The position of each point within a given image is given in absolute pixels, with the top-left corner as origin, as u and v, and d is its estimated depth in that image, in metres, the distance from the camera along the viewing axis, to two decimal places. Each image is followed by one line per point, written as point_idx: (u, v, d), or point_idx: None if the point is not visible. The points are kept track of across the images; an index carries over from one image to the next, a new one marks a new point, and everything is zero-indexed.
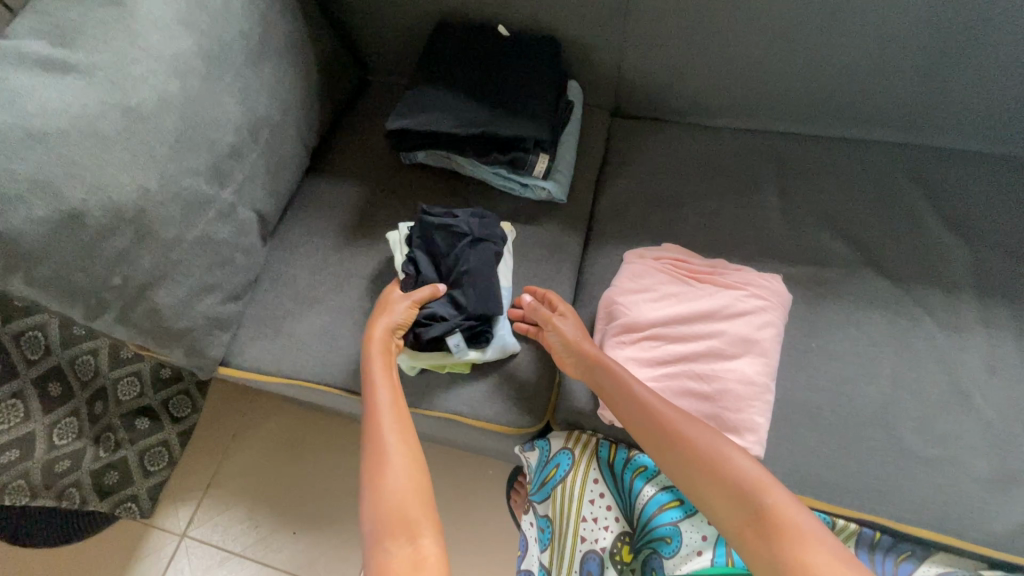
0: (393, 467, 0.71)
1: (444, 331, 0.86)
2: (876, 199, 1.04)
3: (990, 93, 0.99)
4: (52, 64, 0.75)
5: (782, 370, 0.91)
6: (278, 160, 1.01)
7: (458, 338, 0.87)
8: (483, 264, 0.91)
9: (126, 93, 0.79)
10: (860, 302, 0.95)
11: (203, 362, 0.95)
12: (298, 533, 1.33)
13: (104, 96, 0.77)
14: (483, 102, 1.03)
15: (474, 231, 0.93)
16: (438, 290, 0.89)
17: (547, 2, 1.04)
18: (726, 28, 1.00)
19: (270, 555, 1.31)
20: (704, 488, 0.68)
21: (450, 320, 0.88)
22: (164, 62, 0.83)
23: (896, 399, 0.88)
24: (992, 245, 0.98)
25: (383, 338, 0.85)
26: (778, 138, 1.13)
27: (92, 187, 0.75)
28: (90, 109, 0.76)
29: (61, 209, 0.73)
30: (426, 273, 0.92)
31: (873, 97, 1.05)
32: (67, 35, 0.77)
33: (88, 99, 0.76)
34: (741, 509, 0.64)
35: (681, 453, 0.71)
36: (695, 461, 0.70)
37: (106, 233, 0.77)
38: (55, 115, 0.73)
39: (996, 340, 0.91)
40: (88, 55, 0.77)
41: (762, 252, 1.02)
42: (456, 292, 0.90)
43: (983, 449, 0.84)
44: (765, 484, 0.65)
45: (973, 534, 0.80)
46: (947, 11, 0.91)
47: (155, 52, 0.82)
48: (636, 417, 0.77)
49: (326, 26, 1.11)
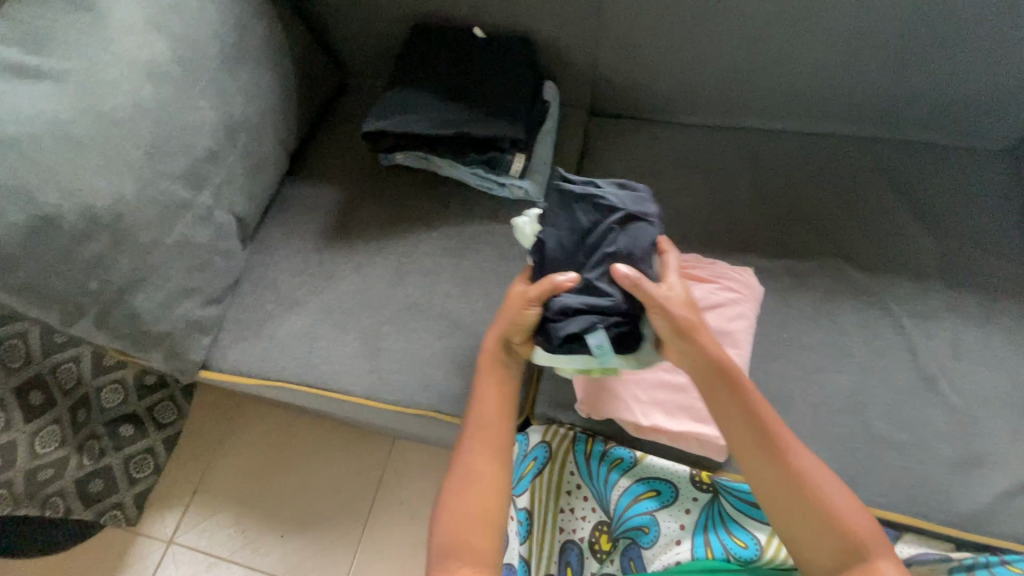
0: (479, 486, 0.73)
1: (583, 328, 0.74)
2: (846, 193, 1.06)
3: (952, 88, 1.02)
4: (24, 72, 0.76)
5: (756, 361, 0.93)
6: (257, 163, 1.02)
7: (602, 336, 0.74)
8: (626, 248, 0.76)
9: (100, 99, 0.79)
10: (831, 294, 0.98)
11: (184, 366, 0.95)
12: (287, 536, 1.34)
13: (77, 102, 0.78)
14: (460, 102, 1.04)
15: (624, 207, 0.78)
16: (569, 280, 0.76)
17: (522, 3, 1.06)
18: (697, 27, 1.02)
19: (259, 559, 1.32)
20: (779, 498, 0.70)
21: (591, 316, 0.75)
22: (138, 67, 0.83)
23: (866, 387, 0.90)
24: (956, 235, 1.00)
25: (496, 350, 0.81)
26: (752, 134, 1.15)
27: (67, 193, 0.75)
28: (62, 115, 0.76)
29: (36, 214, 0.74)
30: (555, 257, 0.80)
31: (841, 92, 1.07)
32: (39, 42, 0.78)
33: (61, 106, 0.77)
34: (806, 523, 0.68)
35: (766, 458, 0.71)
36: (774, 471, 0.70)
37: (82, 238, 0.78)
38: (29, 122, 0.74)
39: (960, 328, 0.93)
40: (60, 62, 0.78)
41: (737, 246, 1.04)
42: (596, 279, 0.76)
43: (948, 433, 0.87)
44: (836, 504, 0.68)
45: (938, 516, 0.83)
46: (908, 8, 0.93)
47: (128, 58, 0.82)
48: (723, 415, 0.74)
49: (303, 28, 1.12)
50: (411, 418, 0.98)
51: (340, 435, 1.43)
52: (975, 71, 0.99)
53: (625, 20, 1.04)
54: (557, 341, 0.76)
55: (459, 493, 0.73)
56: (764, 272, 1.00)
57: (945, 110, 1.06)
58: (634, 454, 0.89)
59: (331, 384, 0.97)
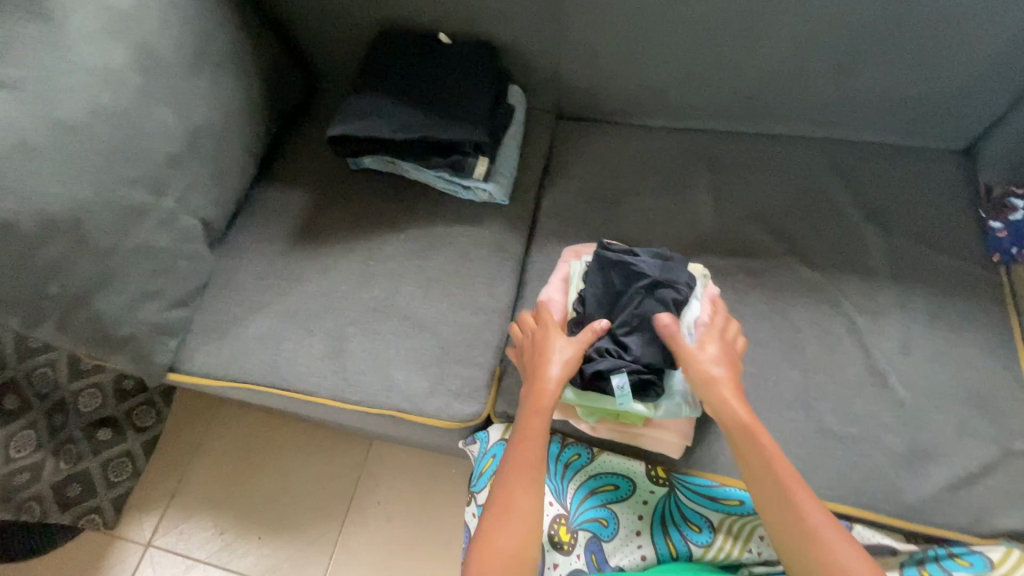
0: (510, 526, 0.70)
1: (611, 367, 0.84)
2: (802, 192, 1.08)
3: (900, 89, 1.04)
4: None
5: None
6: (221, 168, 1.03)
7: (625, 379, 0.84)
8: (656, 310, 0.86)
9: (56, 106, 0.80)
10: (785, 291, 1.00)
11: (149, 369, 0.96)
12: (263, 538, 1.35)
13: (33, 110, 0.79)
14: (422, 107, 1.06)
15: (655, 274, 0.88)
16: (602, 329, 0.86)
17: (481, 8, 1.07)
18: (652, 32, 1.04)
19: (236, 561, 1.33)
20: (776, 525, 0.69)
21: (617, 360, 0.86)
22: (95, 74, 0.85)
23: (816, 382, 0.92)
24: (907, 233, 1.03)
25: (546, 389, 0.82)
26: (711, 136, 1.17)
27: (23, 199, 0.77)
28: (18, 123, 0.77)
29: None
30: (592, 312, 0.90)
31: (794, 94, 1.09)
32: None
33: (16, 113, 0.77)
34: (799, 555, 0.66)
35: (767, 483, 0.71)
36: (778, 494, 0.70)
37: (40, 243, 0.79)
38: None
39: (909, 323, 0.96)
40: (13, 69, 0.78)
41: (695, 245, 1.06)
42: (622, 333, 0.87)
43: (894, 426, 0.89)
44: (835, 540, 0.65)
45: (885, 507, 0.85)
46: (853, 12, 0.95)
47: (85, 65, 0.84)
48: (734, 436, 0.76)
49: (267, 35, 1.13)
50: (375, 418, 1.00)
51: (315, 437, 1.44)
52: (922, 73, 1.02)
53: (582, 25, 1.06)
54: (586, 378, 0.87)
55: (499, 516, 0.71)
56: (720, 271, 1.03)
57: (896, 111, 1.09)
58: (591, 450, 0.93)
59: (295, 385, 0.98)
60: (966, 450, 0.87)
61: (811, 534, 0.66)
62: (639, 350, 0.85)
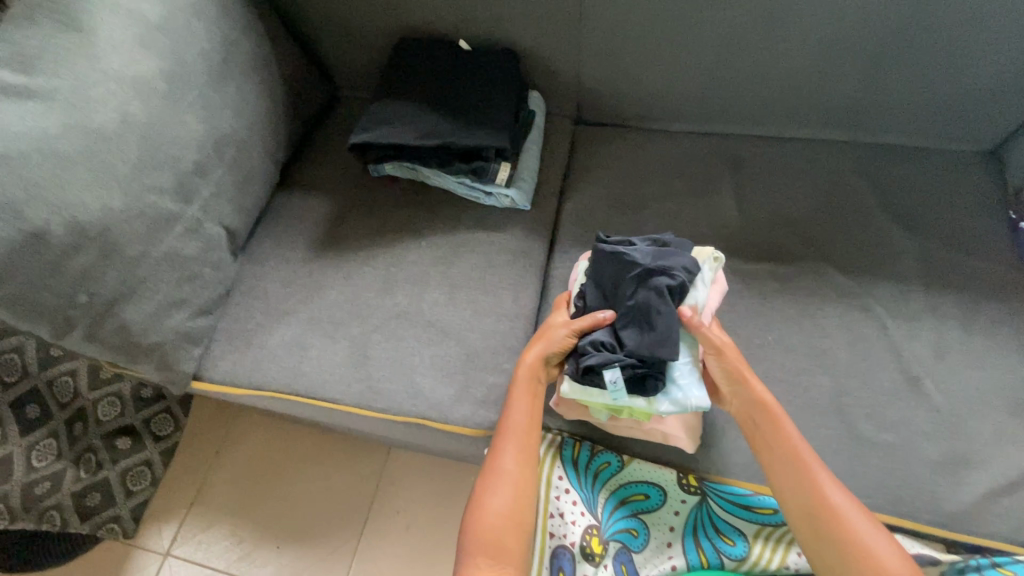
0: (502, 490, 0.77)
1: (602, 362, 0.79)
2: (827, 196, 1.07)
3: (925, 91, 1.04)
4: (10, 90, 0.77)
5: None
6: (246, 176, 1.03)
7: (617, 373, 0.79)
8: (650, 300, 0.80)
9: (87, 115, 0.81)
10: (814, 295, 0.98)
11: (175, 377, 0.96)
12: (282, 547, 1.34)
13: (65, 118, 0.79)
14: (444, 113, 1.06)
15: (647, 262, 0.82)
16: (597, 318, 0.84)
17: (502, 16, 1.08)
18: (675, 37, 1.04)
19: (255, 571, 1.32)
20: (795, 503, 0.75)
21: (610, 353, 0.80)
22: (125, 84, 0.85)
23: (849, 388, 0.91)
24: (936, 236, 1.01)
25: (535, 365, 0.85)
26: (733, 140, 1.17)
27: (55, 208, 0.77)
28: (51, 133, 0.78)
29: (24, 229, 0.75)
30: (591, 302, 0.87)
31: (817, 98, 1.09)
32: (27, 60, 0.79)
33: (49, 122, 0.78)
34: (820, 530, 0.72)
35: (792, 465, 0.76)
36: (797, 473, 0.75)
37: (70, 252, 0.79)
38: (16, 139, 0.75)
39: (942, 327, 0.94)
40: (49, 81, 0.79)
41: (721, 250, 1.05)
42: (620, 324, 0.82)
43: (931, 432, 0.87)
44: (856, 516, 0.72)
45: (925, 516, 0.83)
46: (878, 14, 0.95)
47: (115, 75, 0.84)
48: (757, 420, 0.80)
49: (289, 45, 1.14)
50: (400, 425, 0.99)
51: (334, 445, 1.44)
52: (950, 74, 1.00)
53: (604, 30, 1.06)
54: (579, 370, 0.82)
55: (493, 481, 0.78)
56: (747, 275, 1.01)
57: (922, 113, 1.07)
58: (621, 458, 0.91)
59: (320, 393, 0.97)
60: (1007, 457, 0.85)
61: (831, 514, 0.72)
62: (633, 343, 0.79)
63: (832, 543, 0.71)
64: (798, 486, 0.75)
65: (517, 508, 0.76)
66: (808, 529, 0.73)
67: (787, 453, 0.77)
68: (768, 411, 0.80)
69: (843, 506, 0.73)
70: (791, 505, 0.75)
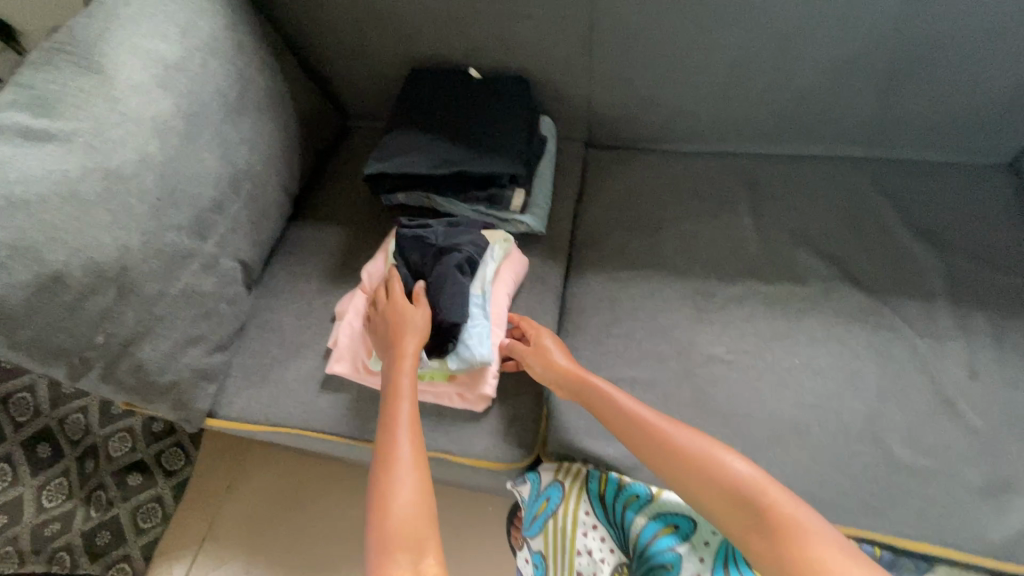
0: (405, 475, 0.70)
1: None
2: (847, 214, 1.06)
3: (942, 106, 1.03)
4: (32, 134, 0.77)
5: (767, 388, 0.91)
6: (260, 210, 1.03)
7: None
8: (447, 273, 0.90)
9: (107, 156, 0.81)
10: (840, 316, 0.96)
11: (190, 415, 0.95)
12: None
13: (85, 161, 0.79)
14: (457, 141, 1.05)
15: (439, 243, 0.95)
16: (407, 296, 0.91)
17: (514, 44, 1.09)
18: (687, 60, 1.04)
19: None
20: (705, 496, 0.70)
21: None
22: (144, 123, 0.85)
23: (883, 411, 0.88)
24: (961, 251, 1.00)
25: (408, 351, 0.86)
26: (747, 160, 1.16)
27: (74, 249, 0.77)
28: (70, 173, 0.78)
29: (43, 272, 0.74)
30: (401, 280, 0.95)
31: (832, 116, 1.08)
32: (46, 103, 0.80)
33: (69, 165, 0.78)
34: (734, 513, 0.67)
35: (678, 463, 0.73)
36: (706, 478, 0.70)
37: (88, 293, 0.78)
38: (35, 182, 0.75)
39: (975, 345, 0.92)
40: (68, 123, 0.79)
41: (742, 270, 1.03)
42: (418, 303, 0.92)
43: (972, 456, 0.84)
44: (762, 486, 0.68)
45: (970, 546, 0.79)
46: (892, 33, 0.95)
47: (134, 115, 0.84)
48: (644, 441, 0.77)
49: (302, 78, 1.15)
50: None
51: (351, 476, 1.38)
52: (964, 88, 1.00)
53: (616, 56, 1.06)
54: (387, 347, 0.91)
55: (390, 470, 0.71)
56: (770, 296, 0.99)
57: (939, 128, 1.07)
58: (652, 491, 0.86)
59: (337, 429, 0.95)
60: None
61: (765, 506, 0.66)
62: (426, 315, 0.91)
63: (752, 519, 0.66)
64: (694, 479, 0.70)
65: (416, 485, 0.70)
66: (731, 514, 0.67)
67: (675, 449, 0.74)
68: (641, 417, 0.79)
69: (740, 477, 0.68)
70: (703, 501, 0.70)
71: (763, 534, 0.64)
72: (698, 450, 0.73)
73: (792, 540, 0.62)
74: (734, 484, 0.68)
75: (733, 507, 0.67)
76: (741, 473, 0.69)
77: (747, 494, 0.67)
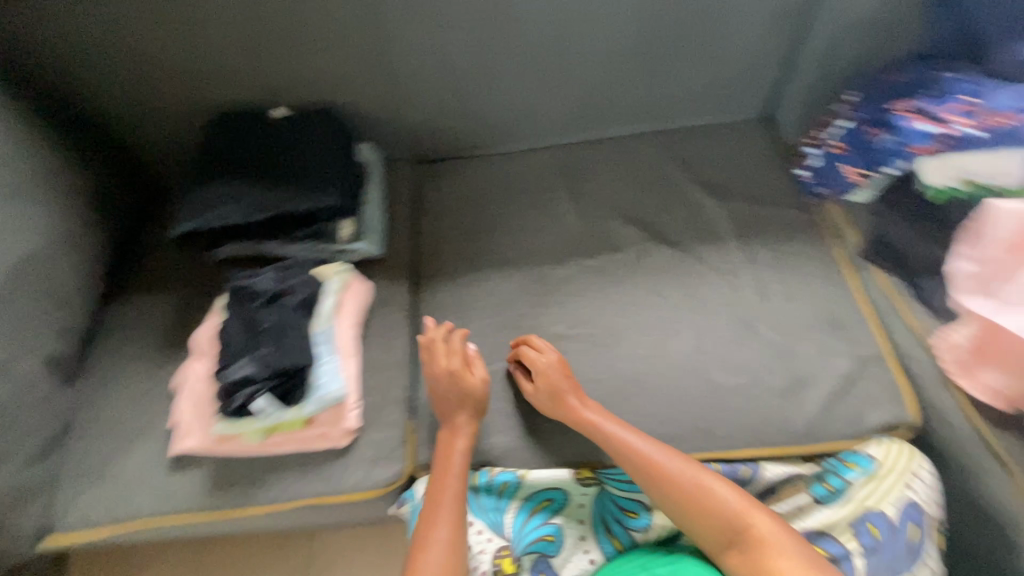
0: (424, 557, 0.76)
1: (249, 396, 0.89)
2: (645, 183, 1.20)
3: (698, 78, 1.20)
4: None
5: (606, 350, 1.01)
6: (57, 297, 0.95)
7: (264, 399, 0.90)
8: (286, 319, 0.95)
9: None
10: (654, 272, 1.09)
11: (11, 540, 0.84)
12: None
13: None
14: (269, 182, 1.04)
15: (272, 287, 0.99)
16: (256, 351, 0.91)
17: (310, 80, 1.10)
18: (477, 71, 1.12)
19: None
20: (698, 530, 0.78)
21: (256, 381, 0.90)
22: None
23: (700, 345, 1.01)
24: (738, 196, 1.17)
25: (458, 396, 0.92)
26: (558, 150, 1.27)
27: None
28: None
29: None
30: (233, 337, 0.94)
31: (615, 101, 1.22)
32: None
33: None
34: (721, 544, 0.76)
35: (686, 505, 0.79)
36: (701, 502, 0.78)
37: None
38: None
39: (760, 272, 1.08)
40: None
41: (567, 251, 1.12)
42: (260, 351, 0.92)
43: (772, 365, 0.99)
44: (744, 512, 0.76)
45: (784, 440, 0.93)
46: (640, 24, 1.09)
47: None
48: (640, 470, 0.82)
49: (88, 148, 1.07)
50: (292, 512, 0.94)
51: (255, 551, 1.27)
52: (711, 61, 1.18)
53: (412, 75, 1.11)
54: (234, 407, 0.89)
55: (422, 550, 0.77)
56: (595, 268, 1.10)
57: (702, 96, 1.24)
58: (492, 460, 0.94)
59: (191, 506, 0.89)
60: (833, 368, 0.98)
61: (746, 529, 0.75)
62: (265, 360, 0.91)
63: (742, 555, 0.74)
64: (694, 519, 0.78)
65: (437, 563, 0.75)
66: (725, 548, 0.76)
67: (685, 492, 0.79)
68: (640, 453, 0.83)
69: (750, 523, 0.75)
70: (694, 531, 0.78)
71: (739, 556, 0.74)
72: (694, 489, 0.79)
73: (762, 559, 0.72)
74: (739, 527, 0.76)
75: (729, 549, 0.75)
76: (743, 514, 0.76)
77: (743, 528, 0.75)
